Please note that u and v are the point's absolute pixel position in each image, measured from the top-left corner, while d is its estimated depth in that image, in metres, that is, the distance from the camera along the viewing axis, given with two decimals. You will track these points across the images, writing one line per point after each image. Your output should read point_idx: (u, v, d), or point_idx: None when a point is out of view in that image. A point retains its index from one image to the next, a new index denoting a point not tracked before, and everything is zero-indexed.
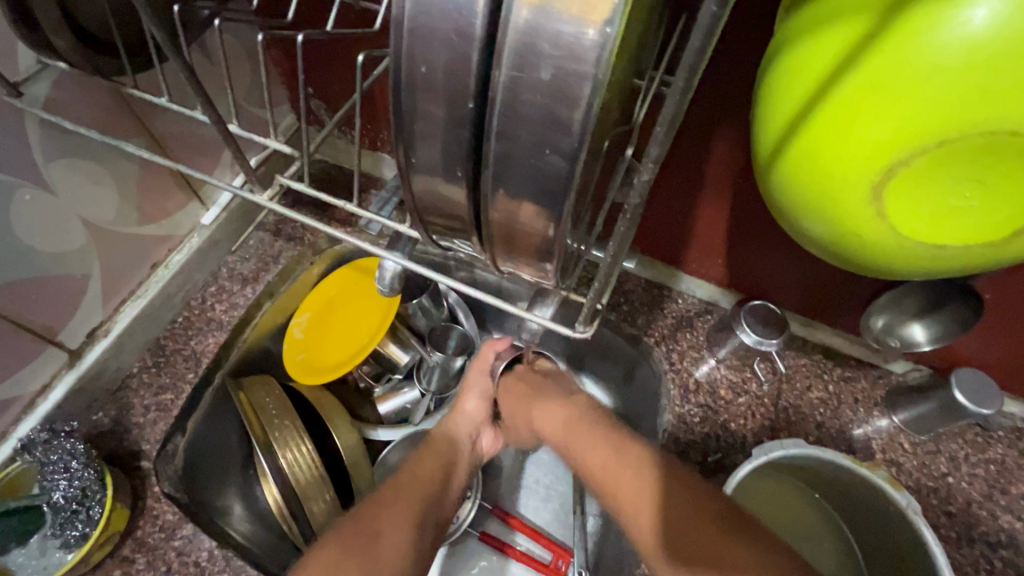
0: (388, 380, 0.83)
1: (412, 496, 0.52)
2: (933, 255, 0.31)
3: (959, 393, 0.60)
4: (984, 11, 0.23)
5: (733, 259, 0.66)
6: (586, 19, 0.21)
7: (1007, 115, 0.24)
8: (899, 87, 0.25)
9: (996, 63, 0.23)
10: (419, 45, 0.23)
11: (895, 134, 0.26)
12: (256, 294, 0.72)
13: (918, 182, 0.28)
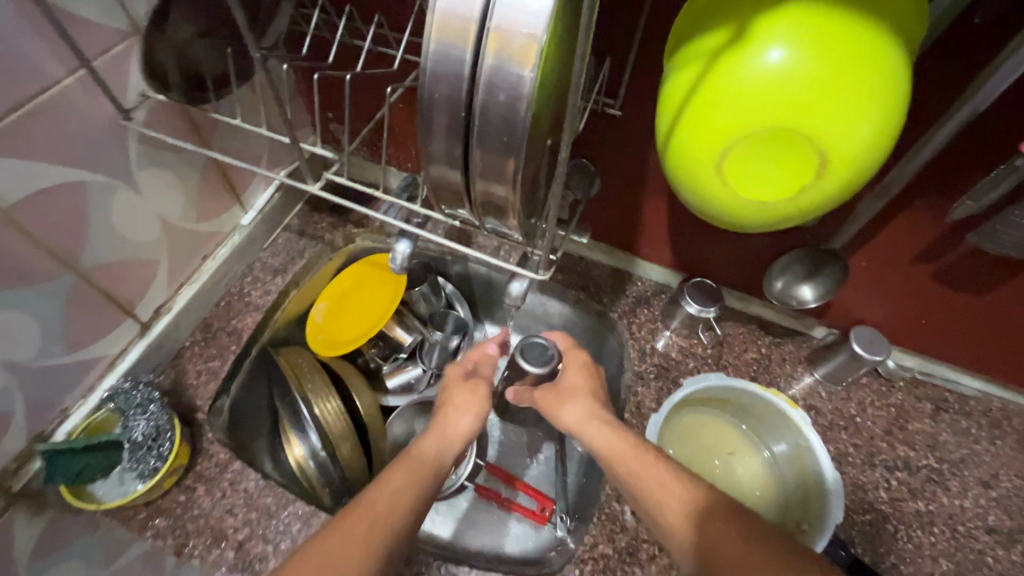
0: (395, 359, 0.98)
1: (385, 521, 0.51)
2: (768, 212, 0.46)
3: (857, 343, 0.76)
4: (758, 56, 0.39)
5: (675, 245, 0.82)
6: (523, 63, 0.32)
7: (779, 116, 0.40)
8: (719, 100, 0.41)
9: (766, 85, 0.39)
10: (433, 80, 0.35)
11: (721, 129, 0.41)
12: (285, 283, 0.87)
13: (744, 161, 0.43)
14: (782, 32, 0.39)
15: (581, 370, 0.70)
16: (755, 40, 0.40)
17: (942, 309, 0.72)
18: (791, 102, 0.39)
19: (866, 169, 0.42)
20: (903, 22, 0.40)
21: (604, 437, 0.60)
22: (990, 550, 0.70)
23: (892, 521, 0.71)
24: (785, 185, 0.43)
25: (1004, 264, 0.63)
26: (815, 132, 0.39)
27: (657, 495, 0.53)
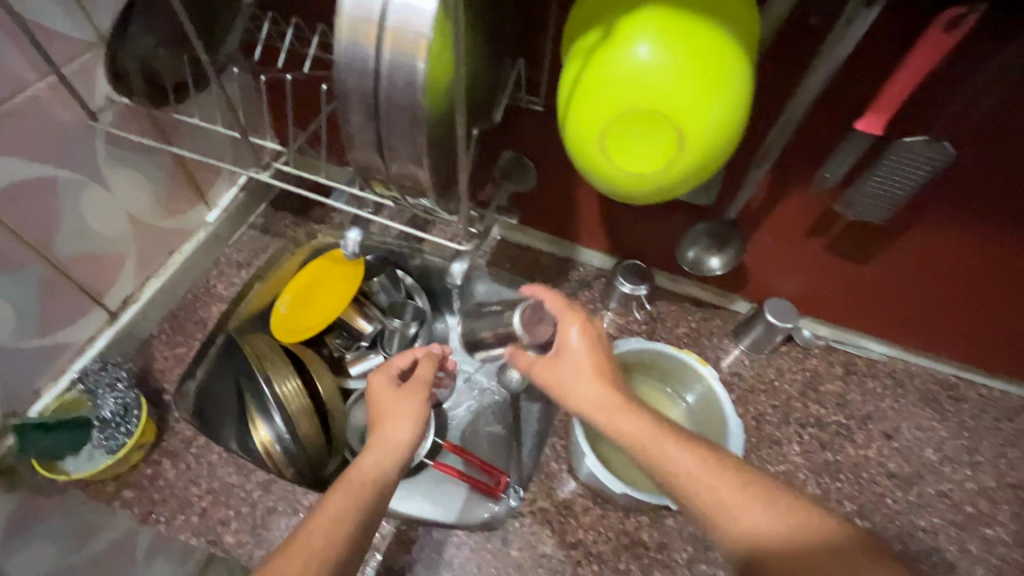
0: (357, 348, 1.04)
1: (320, 557, 0.50)
2: (648, 186, 0.53)
3: (769, 313, 0.84)
4: (620, 52, 0.47)
5: (608, 232, 0.90)
6: (416, 55, 0.39)
7: (640, 100, 0.47)
8: (593, 88, 0.49)
9: (627, 75, 0.47)
10: (343, 69, 0.41)
11: (597, 113, 0.49)
12: (249, 277, 0.93)
13: (621, 140, 0.50)
14: (639, 31, 0.47)
15: (587, 339, 0.65)
16: (617, 39, 0.48)
17: (838, 278, 0.81)
18: (647, 88, 0.47)
19: (719, 144, 0.50)
20: (737, 21, 0.48)
21: (624, 422, 0.57)
22: (890, 492, 0.78)
23: (802, 471, 0.79)
24: (656, 159, 0.51)
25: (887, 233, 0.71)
26: (669, 111, 0.47)
27: (684, 481, 0.51)
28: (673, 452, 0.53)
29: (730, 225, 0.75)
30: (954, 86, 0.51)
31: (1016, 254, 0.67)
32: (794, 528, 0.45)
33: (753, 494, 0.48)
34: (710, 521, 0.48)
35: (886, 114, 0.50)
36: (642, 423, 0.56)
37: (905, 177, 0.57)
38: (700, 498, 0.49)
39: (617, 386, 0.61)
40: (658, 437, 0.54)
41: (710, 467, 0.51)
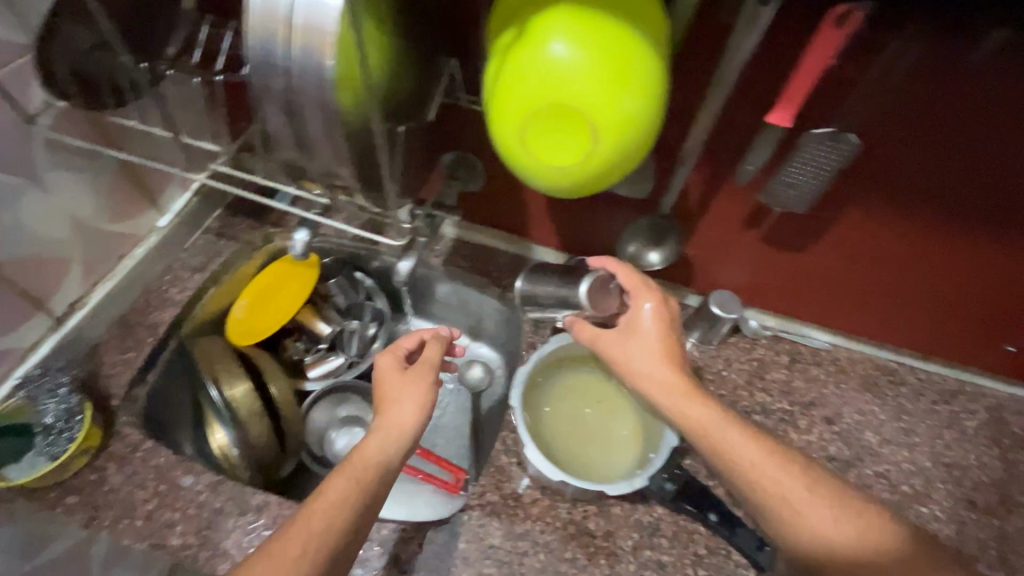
0: (317, 350, 1.04)
1: (319, 538, 0.53)
2: (570, 180, 0.55)
3: (715, 305, 0.84)
4: (536, 49, 0.49)
5: (558, 228, 0.91)
6: (324, 55, 0.41)
7: (554, 97, 0.49)
8: (511, 84, 0.51)
9: (541, 72, 0.49)
10: (257, 64, 0.42)
11: (516, 108, 0.51)
12: (203, 280, 0.92)
13: (540, 134, 0.52)
14: (554, 28, 0.49)
15: (657, 319, 0.67)
16: (533, 36, 0.49)
17: (786, 271, 0.83)
18: (560, 83, 0.49)
19: (634, 135, 0.51)
20: (645, 17, 0.50)
21: (693, 409, 0.62)
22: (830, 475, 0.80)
23: None
24: (574, 152, 0.52)
25: (819, 223, 0.73)
26: (582, 106, 0.49)
27: (754, 469, 0.57)
28: (736, 443, 0.58)
29: (665, 220, 0.78)
30: (859, 80, 0.54)
31: (956, 242, 0.69)
32: (863, 533, 0.52)
33: (819, 494, 0.55)
34: (778, 515, 0.55)
35: (794, 106, 0.53)
36: (708, 412, 0.61)
37: (816, 166, 0.61)
38: (765, 489, 0.56)
39: (683, 370, 0.65)
40: (723, 427, 0.60)
41: (775, 464, 0.57)
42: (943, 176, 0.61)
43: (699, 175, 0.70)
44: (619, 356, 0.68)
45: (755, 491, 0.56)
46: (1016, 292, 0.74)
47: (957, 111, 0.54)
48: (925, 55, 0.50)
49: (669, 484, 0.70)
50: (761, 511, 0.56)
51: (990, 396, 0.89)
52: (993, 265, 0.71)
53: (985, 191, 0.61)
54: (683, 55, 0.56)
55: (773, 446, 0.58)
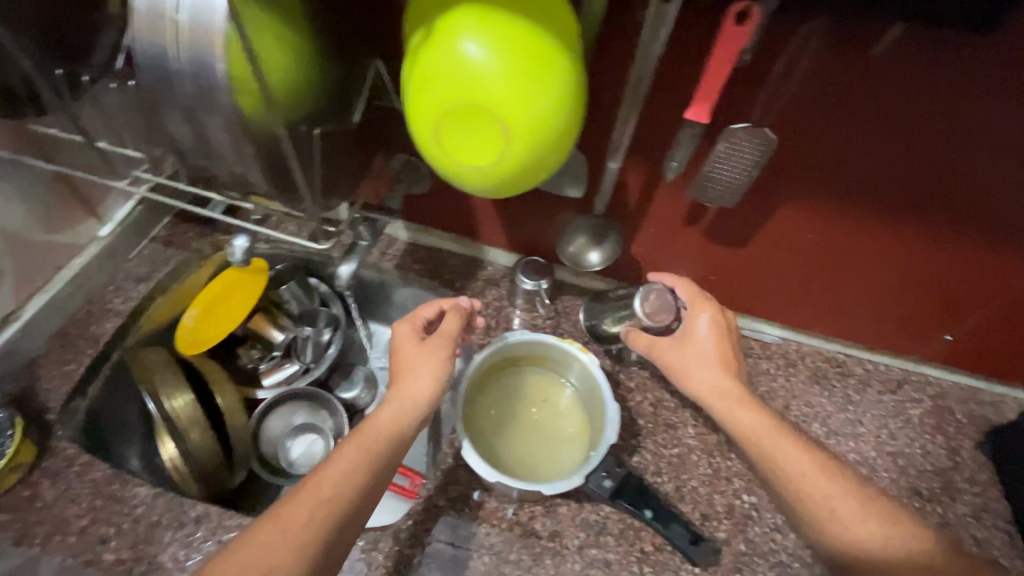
0: (272, 358, 1.04)
1: (329, 501, 0.56)
2: (485, 179, 0.55)
3: None
4: (446, 46, 0.49)
5: (508, 230, 0.91)
6: (212, 56, 0.41)
7: (464, 95, 0.49)
8: (423, 81, 0.50)
9: (451, 70, 0.49)
10: (146, 61, 0.42)
11: (429, 106, 0.51)
12: (149, 289, 0.90)
13: (454, 133, 0.52)
14: (463, 26, 0.49)
15: (714, 328, 0.74)
16: (440, 33, 0.49)
17: (734, 268, 0.83)
18: (467, 80, 0.49)
19: (546, 133, 0.52)
20: (551, 12, 0.50)
21: (742, 417, 0.67)
22: None
23: (694, 451, 0.81)
24: (489, 151, 0.52)
25: (758, 217, 0.73)
26: (491, 105, 0.49)
27: (805, 478, 0.60)
28: (784, 451, 0.63)
29: (603, 220, 0.79)
30: (770, 75, 0.55)
31: (892, 234, 0.70)
32: (910, 549, 0.55)
33: (869, 508, 0.58)
34: (824, 523, 0.58)
35: (708, 104, 0.54)
36: (758, 419, 0.66)
37: (740, 162, 0.61)
38: (813, 495, 0.60)
39: (736, 378, 0.71)
40: (774, 435, 0.64)
41: (817, 471, 0.61)
42: (874, 163, 0.62)
43: (632, 173, 0.70)
44: (673, 364, 0.73)
45: (804, 499, 0.60)
46: (958, 283, 0.75)
47: (877, 100, 0.55)
48: (835, 49, 0.51)
49: (607, 481, 0.71)
50: (809, 517, 0.59)
51: (935, 384, 0.91)
52: (932, 256, 0.72)
53: (914, 179, 0.62)
54: (600, 53, 0.56)
55: (824, 459, 0.62)
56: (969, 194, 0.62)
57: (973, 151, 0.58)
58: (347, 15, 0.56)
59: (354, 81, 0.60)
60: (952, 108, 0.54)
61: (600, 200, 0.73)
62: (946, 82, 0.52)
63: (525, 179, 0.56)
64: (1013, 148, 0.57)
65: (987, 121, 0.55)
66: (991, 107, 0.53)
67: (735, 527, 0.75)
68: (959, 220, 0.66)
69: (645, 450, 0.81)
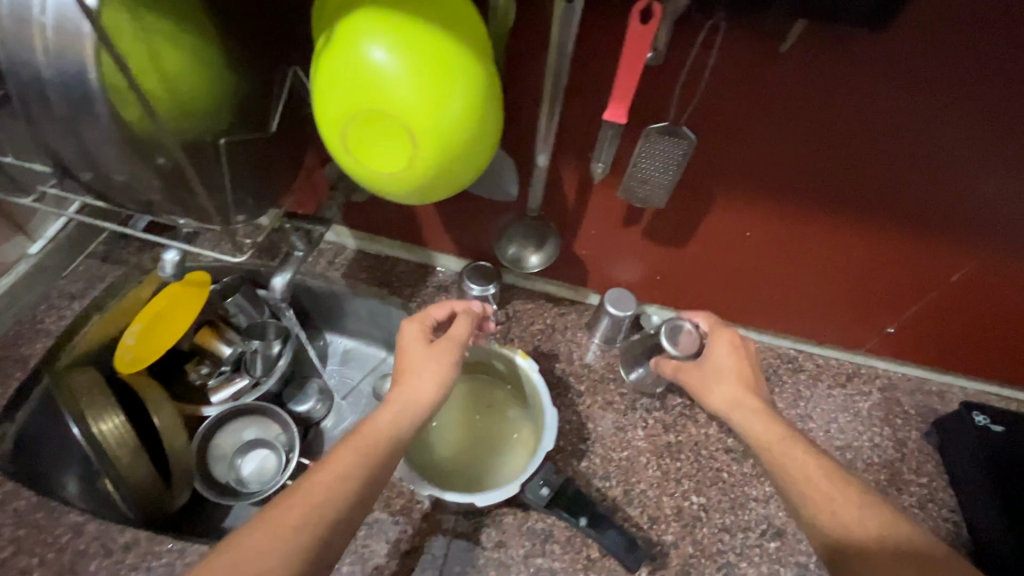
0: (220, 373, 1.00)
1: (320, 509, 0.52)
2: (397, 186, 0.54)
3: (608, 304, 0.83)
4: (342, 51, 0.48)
5: (453, 235, 0.90)
6: (82, 65, 0.42)
7: (364, 101, 0.48)
8: (324, 87, 0.49)
9: (349, 74, 0.48)
10: (16, 71, 0.42)
11: (333, 112, 0.50)
12: (84, 308, 0.87)
13: (360, 140, 0.51)
14: (358, 28, 0.47)
15: (733, 351, 0.71)
16: (342, 35, 0.48)
17: (679, 267, 0.83)
18: (369, 83, 0.48)
19: (455, 136, 0.51)
20: (456, 13, 0.50)
21: (755, 426, 0.64)
22: (727, 466, 0.80)
23: (644, 454, 0.81)
24: (398, 155, 0.51)
25: (698, 214, 0.73)
26: (393, 110, 0.48)
27: (811, 480, 0.57)
28: (769, 437, 0.62)
29: (536, 220, 0.78)
30: (682, 72, 0.54)
31: (826, 227, 0.70)
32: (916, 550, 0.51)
33: (873, 510, 0.53)
34: (822, 521, 0.55)
35: (625, 103, 0.53)
36: (773, 428, 0.63)
37: (665, 162, 0.62)
38: (807, 490, 0.56)
39: (758, 395, 0.68)
40: (785, 442, 0.60)
41: (805, 459, 0.58)
42: (800, 156, 0.61)
43: (563, 175, 0.70)
44: (697, 382, 0.71)
45: (809, 498, 0.56)
46: (898, 277, 0.75)
47: (796, 94, 0.55)
48: (747, 45, 0.51)
49: (546, 489, 0.70)
50: (807, 519, 0.56)
51: (883, 376, 0.92)
52: (869, 250, 0.72)
53: (839, 173, 0.63)
54: (513, 56, 0.56)
55: (832, 464, 0.58)
56: (893, 186, 0.63)
57: (895, 142, 0.58)
58: (253, 21, 0.55)
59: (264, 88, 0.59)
60: (864, 101, 0.55)
61: (533, 203, 0.73)
62: (859, 73, 0.52)
63: (440, 186, 0.56)
64: (932, 138, 0.57)
65: (904, 112, 0.55)
66: (906, 97, 0.54)
67: (684, 529, 0.75)
68: (890, 211, 0.66)
69: (594, 454, 0.80)
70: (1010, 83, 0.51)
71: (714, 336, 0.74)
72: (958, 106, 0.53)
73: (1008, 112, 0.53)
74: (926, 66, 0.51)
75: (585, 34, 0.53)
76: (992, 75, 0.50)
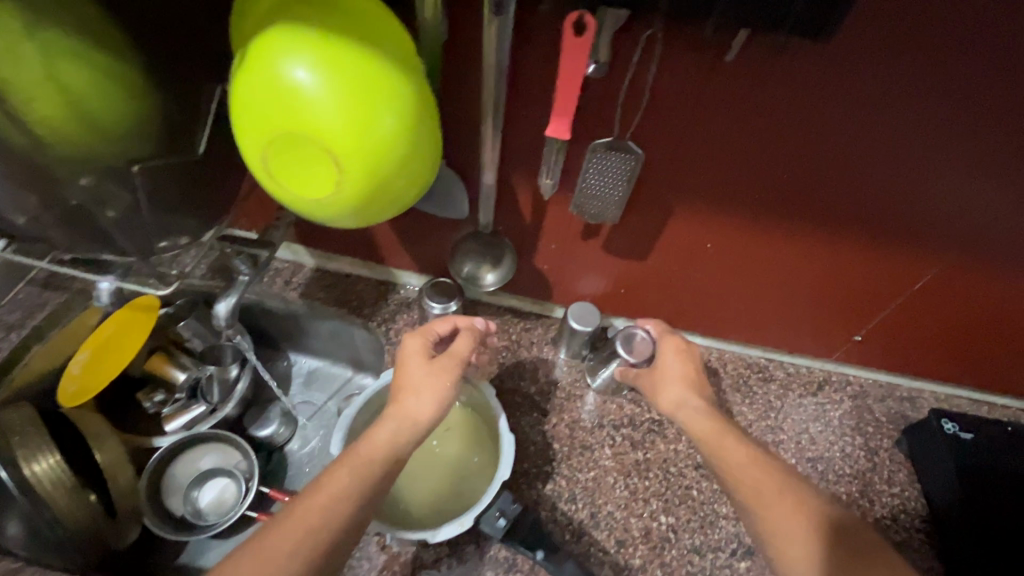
0: (176, 401, 0.96)
1: (314, 535, 0.50)
2: (329, 211, 0.51)
3: (572, 320, 0.80)
4: (256, 71, 0.45)
5: (411, 252, 0.87)
6: None
7: (282, 124, 0.45)
8: (241, 110, 0.46)
9: (264, 96, 0.45)
10: None
11: (251, 136, 0.47)
12: (23, 338, 0.83)
13: (283, 164, 0.48)
14: (269, 47, 0.44)
15: (679, 357, 0.72)
16: (256, 54, 0.45)
17: (641, 280, 0.81)
18: (287, 106, 0.45)
19: (385, 160, 0.48)
20: (379, 30, 0.47)
21: (693, 423, 0.64)
22: (696, 483, 0.78)
23: (610, 473, 0.78)
24: (326, 180, 0.49)
25: (658, 225, 0.70)
26: (313, 133, 0.45)
27: (737, 469, 0.58)
28: (724, 447, 0.60)
29: (493, 236, 0.75)
30: (625, 81, 0.52)
31: (787, 236, 0.69)
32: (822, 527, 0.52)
33: (785, 494, 0.54)
34: (752, 509, 0.55)
35: (567, 120, 0.51)
36: (710, 422, 0.63)
37: (611, 177, 0.61)
38: (748, 490, 0.56)
39: (701, 395, 0.68)
40: (717, 435, 0.61)
41: (759, 473, 0.56)
42: (752, 165, 0.60)
43: (514, 191, 0.67)
44: (647, 383, 0.73)
45: (738, 482, 0.57)
46: (863, 284, 0.74)
47: (743, 105, 0.53)
48: (690, 56, 0.49)
49: (502, 519, 0.67)
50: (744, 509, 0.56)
51: (853, 383, 0.90)
52: (830, 258, 0.71)
53: (792, 181, 0.61)
54: (449, 68, 0.53)
55: (762, 453, 0.59)
56: (848, 193, 0.61)
57: (848, 148, 0.56)
58: (169, 38, 0.52)
59: (187, 109, 0.56)
60: (811, 108, 0.53)
61: (484, 220, 0.70)
62: (803, 81, 0.50)
63: (376, 209, 0.53)
64: (882, 143, 0.55)
65: (852, 121, 0.54)
66: (855, 107, 0.52)
67: (651, 552, 0.73)
68: (849, 218, 0.64)
69: (559, 476, 0.78)
70: (959, 90, 0.49)
71: (662, 342, 0.75)
72: (906, 111, 0.52)
73: (957, 116, 0.51)
74: (871, 75, 0.49)
75: (520, 48, 0.50)
76: (938, 83, 0.49)
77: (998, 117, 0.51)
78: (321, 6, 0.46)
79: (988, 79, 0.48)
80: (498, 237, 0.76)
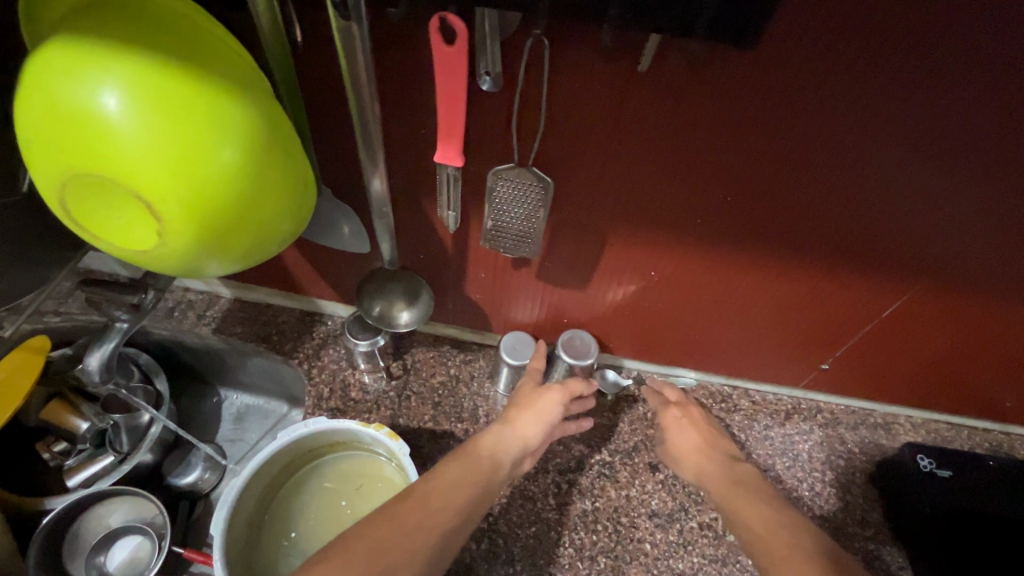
0: (80, 451, 0.79)
1: (437, 515, 0.48)
2: (163, 262, 0.42)
3: (503, 352, 0.73)
4: (33, 93, 0.35)
5: (330, 281, 0.78)
6: None
7: (71, 161, 0.36)
8: (25, 141, 0.37)
9: (45, 125, 0.36)
10: None
11: (44, 174, 0.38)
12: None
13: (90, 207, 0.39)
14: (48, 64, 0.35)
15: (689, 422, 0.72)
16: (35, 70, 0.35)
17: (586, 309, 0.72)
18: (69, 139, 0.35)
19: (218, 205, 0.39)
20: (196, 41, 0.37)
21: (703, 464, 0.67)
22: (650, 536, 0.70)
23: (557, 529, 0.70)
24: (146, 227, 0.39)
25: (592, 253, 0.62)
26: (113, 174, 0.36)
27: (751, 525, 0.55)
28: (749, 518, 0.56)
29: (396, 269, 0.66)
30: (521, 92, 0.44)
31: (750, 263, 0.60)
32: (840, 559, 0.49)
33: (780, 538, 0.52)
34: (765, 549, 0.52)
35: (456, 145, 0.46)
36: (717, 474, 0.65)
37: (524, 205, 0.54)
38: (763, 551, 0.52)
39: (723, 453, 0.68)
40: (724, 498, 0.61)
41: (778, 529, 0.53)
42: (700, 186, 0.51)
43: (417, 216, 0.58)
44: (671, 422, 0.73)
45: (757, 538, 0.54)
46: (842, 314, 0.66)
47: (666, 121, 0.45)
48: (597, 61, 0.41)
49: None
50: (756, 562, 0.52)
51: (824, 411, 0.83)
52: (803, 286, 0.63)
53: (741, 205, 0.53)
54: (302, 80, 0.45)
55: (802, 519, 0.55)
56: (807, 215, 0.53)
57: (800, 165, 0.48)
58: None
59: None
60: (751, 121, 0.45)
61: (387, 251, 0.61)
62: (739, 92, 0.42)
63: (226, 258, 0.44)
64: (843, 158, 0.47)
65: (797, 137, 0.46)
66: (793, 123, 0.44)
67: None
68: (813, 239, 0.56)
69: (497, 534, 0.69)
70: (926, 99, 0.42)
71: (661, 416, 0.74)
72: (861, 123, 0.44)
73: (923, 127, 0.44)
74: (810, 87, 0.42)
75: (383, 60, 0.43)
76: (889, 94, 0.42)
77: (964, 135, 0.44)
78: (112, 10, 0.36)
79: (948, 92, 0.41)
80: (405, 270, 0.67)
